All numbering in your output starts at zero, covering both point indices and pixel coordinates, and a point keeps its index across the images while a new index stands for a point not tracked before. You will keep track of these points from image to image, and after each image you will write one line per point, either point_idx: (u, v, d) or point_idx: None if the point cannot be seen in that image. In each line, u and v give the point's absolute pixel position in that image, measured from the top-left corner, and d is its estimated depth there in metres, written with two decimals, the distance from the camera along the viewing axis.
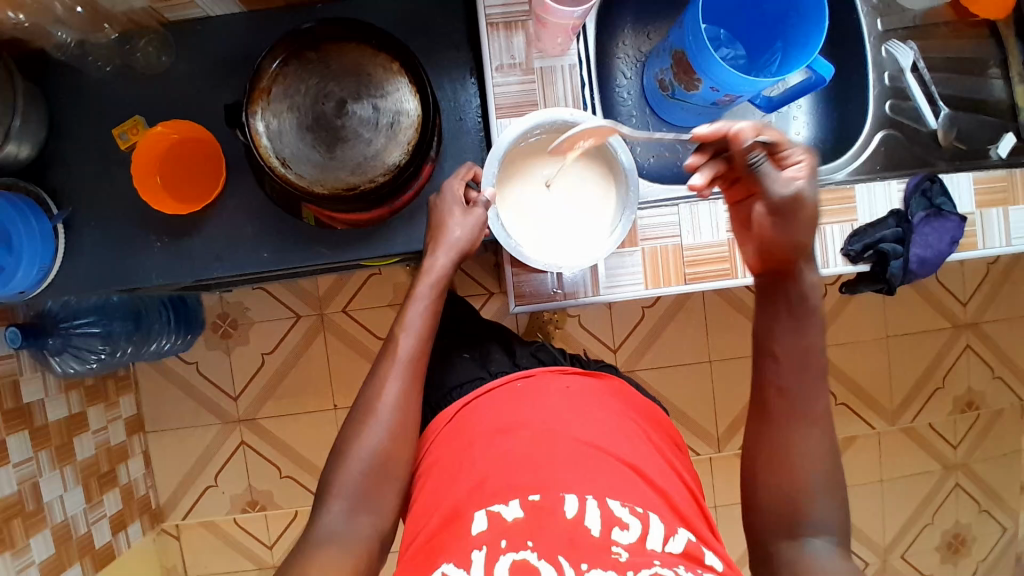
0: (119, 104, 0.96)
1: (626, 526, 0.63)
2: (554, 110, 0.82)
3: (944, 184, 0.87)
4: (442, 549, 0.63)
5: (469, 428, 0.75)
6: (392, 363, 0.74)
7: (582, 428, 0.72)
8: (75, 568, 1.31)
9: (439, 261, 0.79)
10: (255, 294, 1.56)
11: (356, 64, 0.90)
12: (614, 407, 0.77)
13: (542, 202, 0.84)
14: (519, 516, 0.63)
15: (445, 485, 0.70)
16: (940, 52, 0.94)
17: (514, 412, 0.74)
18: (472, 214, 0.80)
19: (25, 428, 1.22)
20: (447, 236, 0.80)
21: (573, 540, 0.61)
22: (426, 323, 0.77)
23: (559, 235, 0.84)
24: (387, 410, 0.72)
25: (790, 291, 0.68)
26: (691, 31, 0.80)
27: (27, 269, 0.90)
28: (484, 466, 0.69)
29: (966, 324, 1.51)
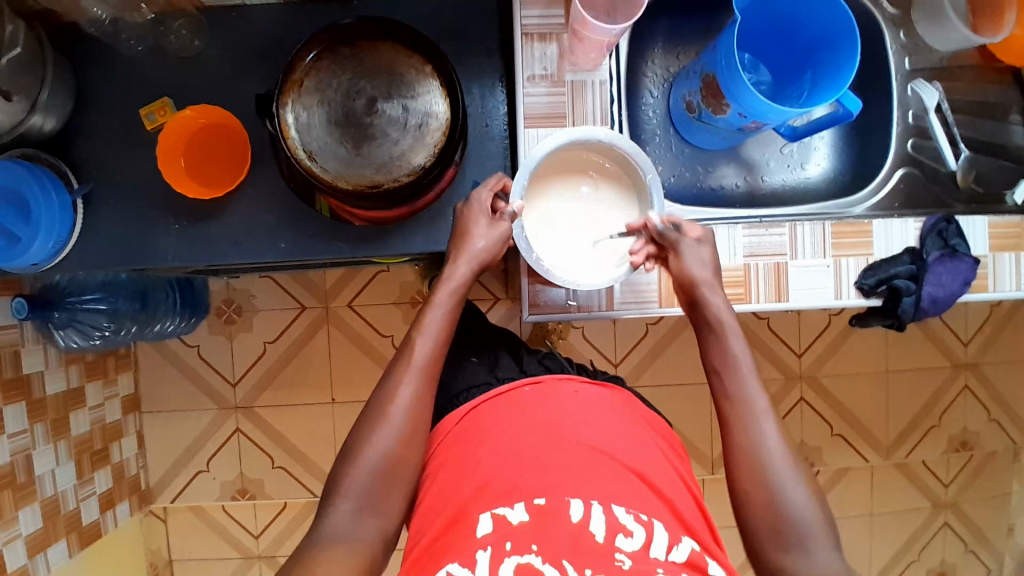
0: (147, 84, 0.96)
1: (630, 534, 0.63)
2: (589, 128, 0.82)
3: (960, 226, 0.88)
4: (446, 550, 0.63)
5: (477, 428, 0.75)
6: (407, 367, 0.74)
7: (590, 433, 0.73)
8: (61, 544, 1.30)
9: (460, 271, 0.79)
10: (261, 282, 1.56)
11: (389, 63, 0.91)
12: (623, 416, 0.77)
13: (564, 216, 0.85)
14: (524, 520, 0.64)
15: (451, 485, 0.70)
16: (964, 94, 0.95)
17: (523, 413, 0.75)
18: (497, 227, 0.81)
19: (23, 399, 1.21)
20: (470, 246, 0.80)
21: (576, 545, 0.61)
22: (442, 328, 0.77)
23: (580, 251, 0.85)
24: (400, 415, 0.72)
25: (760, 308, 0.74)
26: (723, 55, 0.81)
27: (43, 242, 0.90)
28: (489, 468, 0.69)
29: (966, 364, 1.52)
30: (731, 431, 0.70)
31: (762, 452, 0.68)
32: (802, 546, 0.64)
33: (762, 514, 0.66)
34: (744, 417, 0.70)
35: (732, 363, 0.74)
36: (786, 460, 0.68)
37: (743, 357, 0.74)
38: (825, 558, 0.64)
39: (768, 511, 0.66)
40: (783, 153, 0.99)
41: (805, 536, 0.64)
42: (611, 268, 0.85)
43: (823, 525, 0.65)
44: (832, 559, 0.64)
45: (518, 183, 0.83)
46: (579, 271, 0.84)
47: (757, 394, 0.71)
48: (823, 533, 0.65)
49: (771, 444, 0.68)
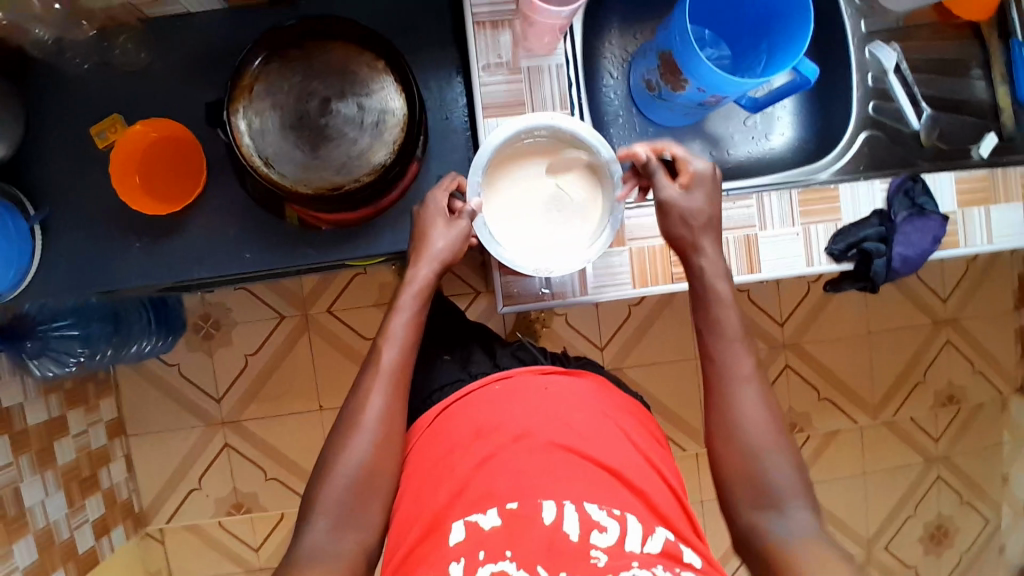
0: (96, 102, 0.93)
1: (604, 530, 0.63)
2: (537, 116, 0.81)
3: (926, 183, 0.88)
4: (422, 561, 0.63)
5: (446, 434, 0.74)
6: (376, 376, 0.74)
7: (558, 429, 0.72)
8: (58, 574, 1.29)
9: (422, 273, 0.78)
10: (238, 295, 1.54)
11: (340, 62, 0.89)
12: (596, 406, 0.77)
13: (523, 199, 0.84)
14: (497, 525, 0.63)
15: (423, 492, 0.70)
16: (922, 52, 0.95)
17: (491, 413, 0.74)
18: (455, 225, 0.80)
19: (3, 433, 1.19)
20: (429, 248, 0.79)
21: (551, 547, 0.61)
22: (409, 333, 0.76)
23: (546, 238, 0.84)
24: (372, 423, 0.71)
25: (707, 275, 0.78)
26: (677, 30, 0.80)
27: (3, 272, 0.87)
28: (461, 474, 0.68)
29: (947, 320, 1.54)
30: (715, 403, 0.73)
31: (740, 417, 0.71)
32: (778, 506, 0.68)
33: (745, 479, 0.69)
34: (726, 385, 0.73)
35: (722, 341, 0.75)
36: (767, 429, 0.70)
37: (731, 324, 0.76)
38: (801, 517, 0.67)
39: (749, 476, 0.69)
40: (747, 125, 0.98)
41: (783, 497, 0.68)
42: (579, 244, 0.84)
43: (797, 484, 0.69)
44: (807, 516, 0.67)
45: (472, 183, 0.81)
46: (546, 254, 0.83)
47: (741, 361, 0.74)
48: (798, 492, 0.68)
49: (751, 409, 0.71)
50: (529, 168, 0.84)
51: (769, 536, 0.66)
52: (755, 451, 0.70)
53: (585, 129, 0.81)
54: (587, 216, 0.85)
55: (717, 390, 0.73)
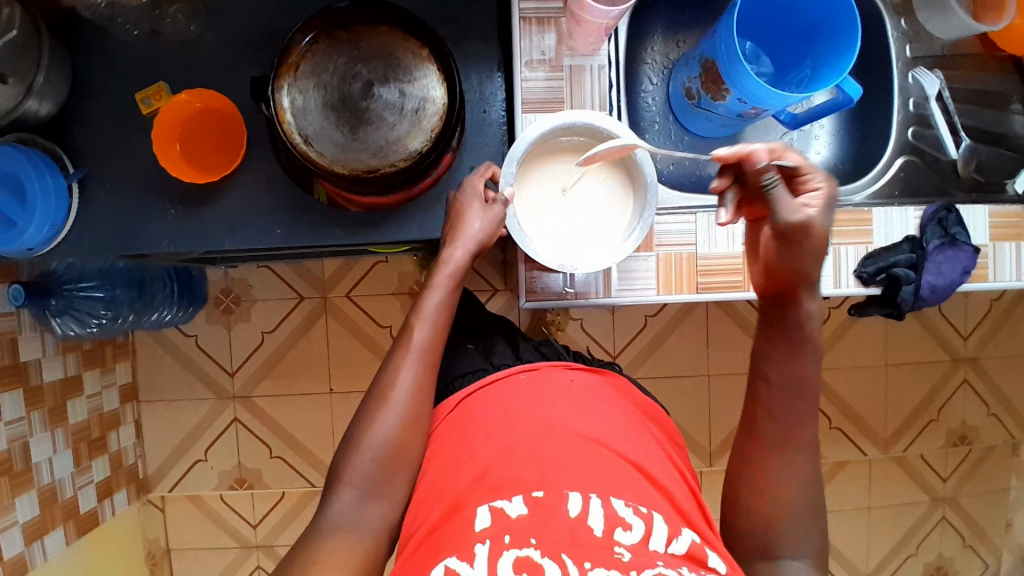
0: (143, 68, 0.95)
1: (629, 528, 0.63)
2: (574, 113, 0.82)
3: (960, 214, 0.88)
4: (444, 543, 0.63)
5: (471, 421, 0.75)
6: (407, 352, 0.74)
7: (584, 422, 0.72)
8: (59, 532, 1.30)
9: (456, 254, 0.79)
10: (259, 272, 1.55)
11: (386, 47, 0.90)
12: (617, 402, 0.78)
13: (557, 197, 0.84)
14: (522, 513, 0.63)
15: (446, 475, 0.70)
16: (965, 83, 0.94)
17: (517, 403, 0.75)
18: (491, 210, 0.80)
19: (20, 387, 1.21)
20: (466, 229, 0.80)
21: (575, 538, 0.61)
22: (440, 313, 0.77)
23: (576, 236, 0.84)
24: (402, 398, 0.73)
25: (789, 313, 0.73)
26: (723, 39, 0.80)
27: (38, 227, 0.89)
28: (486, 458, 0.69)
29: (965, 358, 1.52)
30: (755, 447, 0.72)
31: (777, 461, 0.70)
32: (782, 557, 0.68)
33: (756, 527, 0.70)
34: (773, 437, 0.71)
35: (788, 376, 0.72)
36: (795, 494, 0.69)
37: (809, 380, 0.72)
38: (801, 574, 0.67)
39: (763, 527, 0.69)
40: (784, 142, 0.98)
41: (788, 551, 0.68)
42: (609, 243, 0.84)
43: (808, 547, 0.69)
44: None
45: (506, 174, 0.82)
46: (576, 251, 0.84)
47: (801, 421, 0.71)
48: (807, 555, 0.68)
49: (788, 469, 0.70)
50: (564, 165, 0.85)
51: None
52: (777, 503, 0.69)
53: (622, 129, 0.82)
54: (619, 215, 0.85)
55: (765, 438, 0.71)
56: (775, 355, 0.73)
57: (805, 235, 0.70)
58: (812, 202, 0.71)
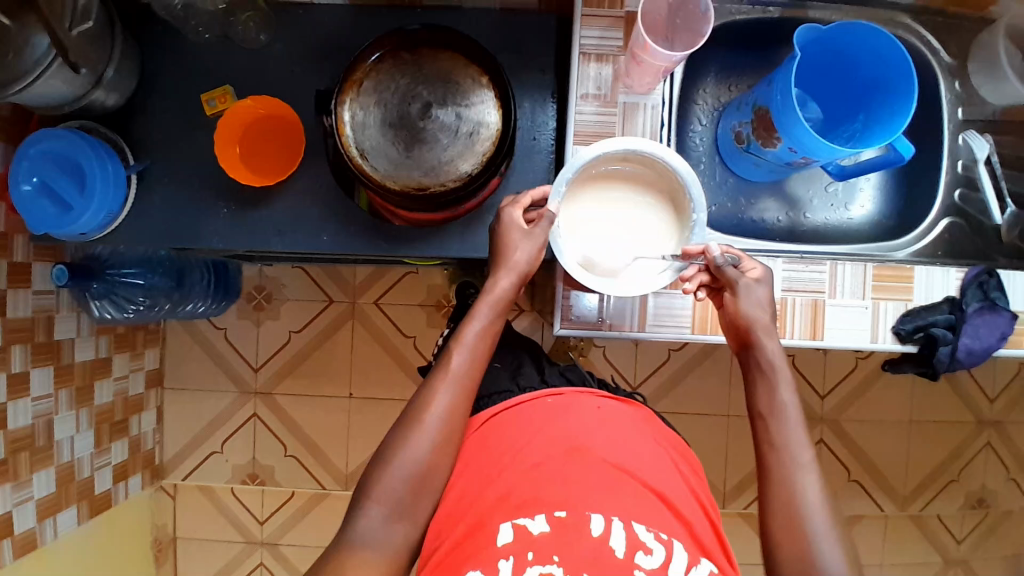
0: (211, 71, 0.99)
1: (650, 552, 0.64)
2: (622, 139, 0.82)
3: (1002, 279, 0.87)
4: (468, 556, 0.65)
5: (495, 439, 0.77)
6: (444, 378, 0.74)
7: (608, 447, 0.74)
8: (72, 510, 1.33)
9: (501, 284, 0.79)
10: (292, 273, 1.58)
11: (447, 71, 0.93)
12: (643, 433, 0.78)
13: (602, 218, 0.85)
14: (545, 531, 0.65)
15: (472, 489, 0.72)
16: (1014, 149, 0.95)
17: (544, 425, 0.76)
18: (534, 235, 0.80)
19: (51, 363, 1.25)
20: (511, 258, 0.80)
21: (596, 559, 0.63)
22: (482, 339, 0.77)
23: (618, 258, 0.85)
24: (435, 425, 0.72)
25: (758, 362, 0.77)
26: (778, 90, 0.81)
27: (95, 213, 0.93)
28: (510, 478, 0.71)
29: (989, 422, 1.50)
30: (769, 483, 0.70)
31: (801, 507, 0.68)
32: None
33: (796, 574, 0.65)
34: (786, 470, 0.70)
35: (778, 410, 0.73)
36: (826, 521, 0.67)
37: (793, 410, 0.73)
38: None
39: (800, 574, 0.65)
40: (827, 191, 0.97)
41: None
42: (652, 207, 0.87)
43: None
44: None
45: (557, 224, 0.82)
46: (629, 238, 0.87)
47: (800, 449, 0.71)
48: None
49: (813, 501, 0.68)
50: (604, 183, 0.86)
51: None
52: (813, 541, 0.66)
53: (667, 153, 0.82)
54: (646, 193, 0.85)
55: (775, 471, 0.70)
56: (761, 392, 0.75)
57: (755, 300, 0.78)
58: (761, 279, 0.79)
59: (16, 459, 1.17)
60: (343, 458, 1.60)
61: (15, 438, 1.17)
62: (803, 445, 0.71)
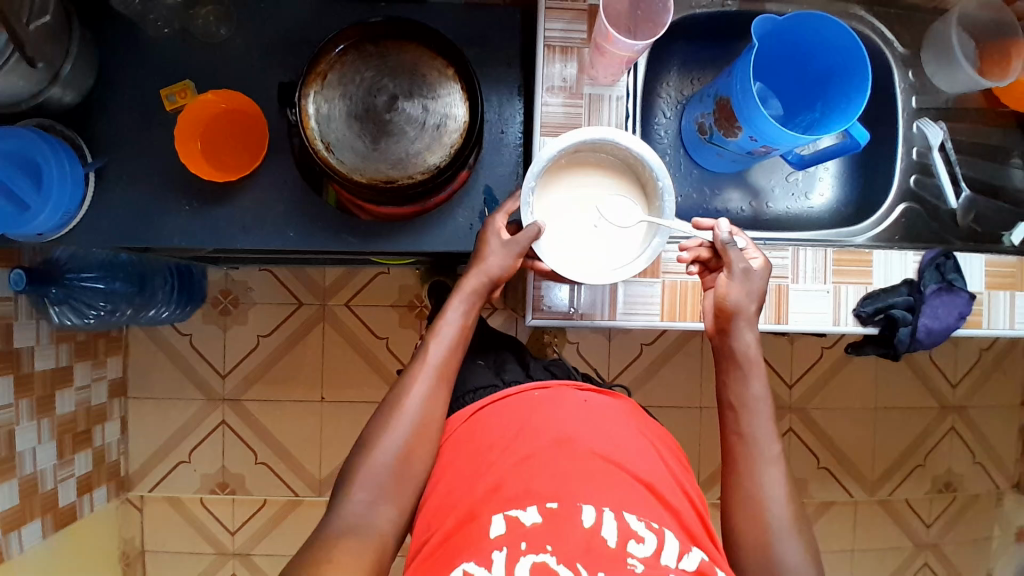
0: (171, 66, 0.97)
1: (642, 540, 0.63)
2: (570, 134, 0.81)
3: (958, 261, 0.90)
4: (460, 549, 0.64)
5: (480, 434, 0.76)
6: (420, 370, 0.77)
7: (597, 439, 0.73)
8: (36, 524, 1.28)
9: (472, 282, 0.81)
10: (260, 275, 1.56)
11: (413, 64, 0.93)
12: (630, 424, 0.79)
13: (575, 214, 0.84)
14: (537, 522, 0.64)
15: (461, 484, 0.71)
16: (967, 135, 0.98)
17: (530, 419, 0.76)
18: (508, 242, 0.81)
19: (11, 373, 1.21)
20: (483, 259, 0.82)
21: (589, 548, 0.62)
22: (457, 332, 0.80)
23: (601, 250, 0.84)
24: (413, 413, 0.75)
25: (726, 345, 0.79)
26: (739, 80, 0.82)
27: (51, 213, 0.90)
28: (500, 472, 0.70)
29: (953, 407, 1.54)
30: (738, 477, 0.72)
31: (767, 504, 0.70)
32: None
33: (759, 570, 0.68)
34: (755, 462, 0.72)
35: (748, 400, 0.75)
36: (789, 516, 0.70)
37: (762, 401, 0.75)
38: None
39: (764, 568, 0.68)
40: (788, 180, 0.99)
41: None
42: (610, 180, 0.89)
43: None
44: None
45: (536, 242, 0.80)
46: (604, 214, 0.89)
47: (770, 443, 0.73)
48: None
49: (777, 496, 0.70)
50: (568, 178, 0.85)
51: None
52: (777, 543, 0.69)
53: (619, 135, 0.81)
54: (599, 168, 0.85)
55: (745, 465, 0.72)
56: (730, 381, 0.77)
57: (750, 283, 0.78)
58: (758, 263, 0.80)
59: None
60: (316, 463, 1.58)
61: None
62: (772, 438, 0.74)
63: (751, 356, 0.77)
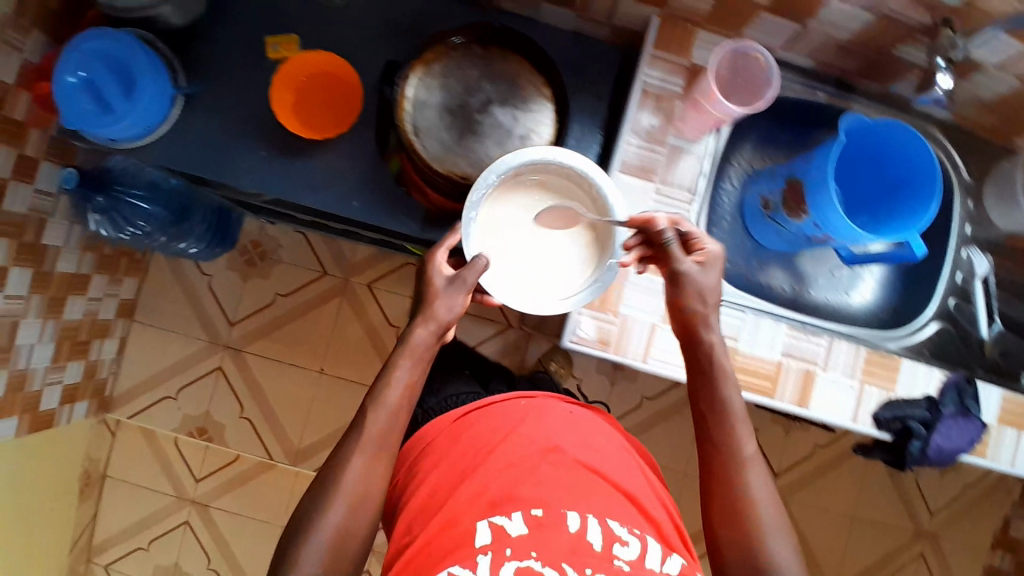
0: (283, 17, 1.00)
1: (626, 543, 0.67)
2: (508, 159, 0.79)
3: (977, 389, 0.93)
4: (445, 554, 0.65)
5: (464, 429, 0.78)
6: (406, 353, 0.75)
7: (576, 449, 0.76)
8: (13, 421, 1.26)
9: (422, 333, 0.75)
10: (293, 236, 1.57)
11: (514, 74, 0.96)
12: (607, 438, 0.81)
13: (521, 240, 0.81)
14: (522, 532, 0.65)
15: (446, 481, 0.73)
16: (1011, 273, 1.01)
17: (510, 421, 0.78)
18: (457, 290, 0.75)
19: (31, 266, 1.21)
20: (433, 308, 0.75)
21: (575, 550, 0.64)
22: (432, 337, 0.76)
23: (550, 270, 0.81)
24: (384, 421, 0.73)
25: (701, 355, 0.80)
26: (817, 166, 0.85)
27: (133, 121, 0.92)
28: (483, 475, 0.72)
29: (926, 533, 1.55)
30: (718, 486, 0.74)
31: (753, 507, 0.72)
32: None
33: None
34: (736, 472, 0.74)
35: (718, 409, 0.77)
36: (775, 510, 0.72)
37: (738, 407, 0.77)
38: None
39: (752, 566, 0.70)
40: (833, 275, 1.01)
41: None
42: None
43: None
44: None
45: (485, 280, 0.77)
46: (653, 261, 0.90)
47: (748, 443, 0.75)
48: None
49: (761, 496, 0.73)
50: (509, 204, 0.81)
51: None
52: (765, 543, 0.70)
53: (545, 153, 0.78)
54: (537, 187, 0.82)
55: (724, 469, 0.74)
56: (703, 392, 0.78)
57: (697, 281, 0.78)
58: (703, 257, 0.80)
59: None
60: (297, 431, 1.57)
61: None
62: (748, 439, 0.75)
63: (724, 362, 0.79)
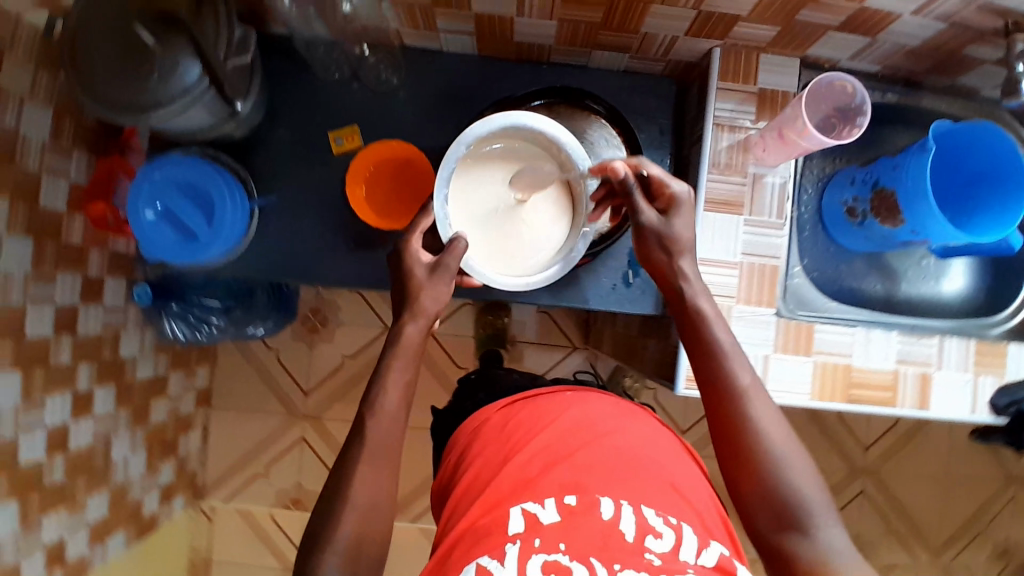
0: (338, 109, 1.00)
1: (660, 535, 0.65)
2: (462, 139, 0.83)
3: None
4: (477, 540, 0.66)
5: (511, 421, 0.79)
6: (399, 355, 0.76)
7: (615, 433, 0.76)
8: (118, 536, 1.27)
9: (412, 329, 0.77)
10: (350, 297, 1.57)
11: (583, 130, 1.00)
12: (641, 418, 0.81)
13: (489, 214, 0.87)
14: (556, 520, 0.66)
15: (487, 469, 0.74)
16: None
17: (550, 413, 0.79)
18: (441, 273, 0.78)
19: (113, 382, 1.20)
20: (421, 294, 0.78)
21: (606, 543, 0.64)
22: (422, 330, 0.77)
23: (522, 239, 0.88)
24: (395, 407, 0.74)
25: (683, 299, 0.80)
26: (911, 175, 0.87)
27: (221, 243, 0.92)
28: (518, 460, 0.73)
29: (1017, 477, 1.58)
30: (721, 421, 0.74)
31: (758, 438, 0.71)
32: (805, 527, 0.67)
33: (766, 507, 0.70)
34: (736, 406, 0.73)
35: (714, 350, 0.76)
36: (786, 441, 0.71)
37: (728, 343, 0.77)
38: (834, 535, 0.67)
39: (767, 503, 0.69)
40: (921, 265, 1.02)
41: (813, 519, 0.68)
42: (761, 261, 0.91)
43: (827, 503, 0.69)
44: (837, 535, 0.67)
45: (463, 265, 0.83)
46: (760, 295, 0.91)
47: (743, 376, 0.75)
48: (829, 510, 0.68)
49: (767, 428, 0.72)
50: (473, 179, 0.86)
51: (806, 559, 0.66)
52: (777, 472, 0.70)
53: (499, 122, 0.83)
54: (496, 171, 0.88)
55: (726, 410, 0.74)
56: (692, 333, 0.78)
57: (664, 233, 0.79)
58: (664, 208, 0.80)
59: (74, 482, 1.10)
60: None
61: (77, 460, 1.10)
62: (745, 371, 0.75)
63: (710, 308, 0.78)
